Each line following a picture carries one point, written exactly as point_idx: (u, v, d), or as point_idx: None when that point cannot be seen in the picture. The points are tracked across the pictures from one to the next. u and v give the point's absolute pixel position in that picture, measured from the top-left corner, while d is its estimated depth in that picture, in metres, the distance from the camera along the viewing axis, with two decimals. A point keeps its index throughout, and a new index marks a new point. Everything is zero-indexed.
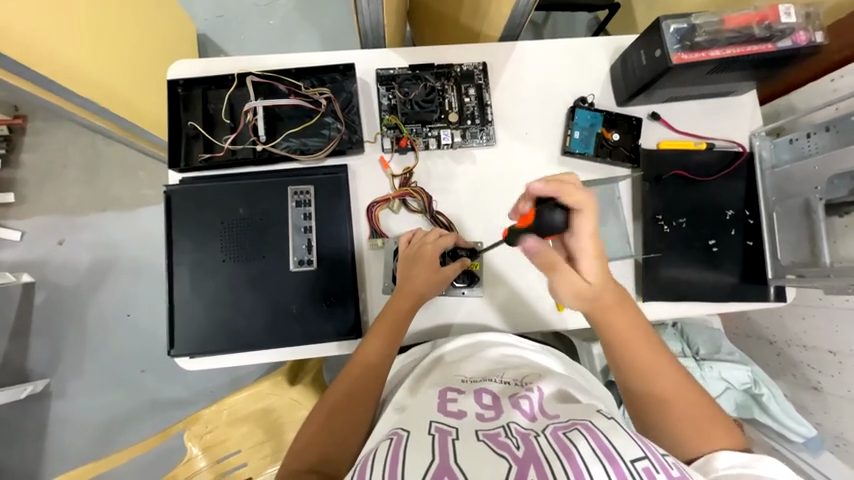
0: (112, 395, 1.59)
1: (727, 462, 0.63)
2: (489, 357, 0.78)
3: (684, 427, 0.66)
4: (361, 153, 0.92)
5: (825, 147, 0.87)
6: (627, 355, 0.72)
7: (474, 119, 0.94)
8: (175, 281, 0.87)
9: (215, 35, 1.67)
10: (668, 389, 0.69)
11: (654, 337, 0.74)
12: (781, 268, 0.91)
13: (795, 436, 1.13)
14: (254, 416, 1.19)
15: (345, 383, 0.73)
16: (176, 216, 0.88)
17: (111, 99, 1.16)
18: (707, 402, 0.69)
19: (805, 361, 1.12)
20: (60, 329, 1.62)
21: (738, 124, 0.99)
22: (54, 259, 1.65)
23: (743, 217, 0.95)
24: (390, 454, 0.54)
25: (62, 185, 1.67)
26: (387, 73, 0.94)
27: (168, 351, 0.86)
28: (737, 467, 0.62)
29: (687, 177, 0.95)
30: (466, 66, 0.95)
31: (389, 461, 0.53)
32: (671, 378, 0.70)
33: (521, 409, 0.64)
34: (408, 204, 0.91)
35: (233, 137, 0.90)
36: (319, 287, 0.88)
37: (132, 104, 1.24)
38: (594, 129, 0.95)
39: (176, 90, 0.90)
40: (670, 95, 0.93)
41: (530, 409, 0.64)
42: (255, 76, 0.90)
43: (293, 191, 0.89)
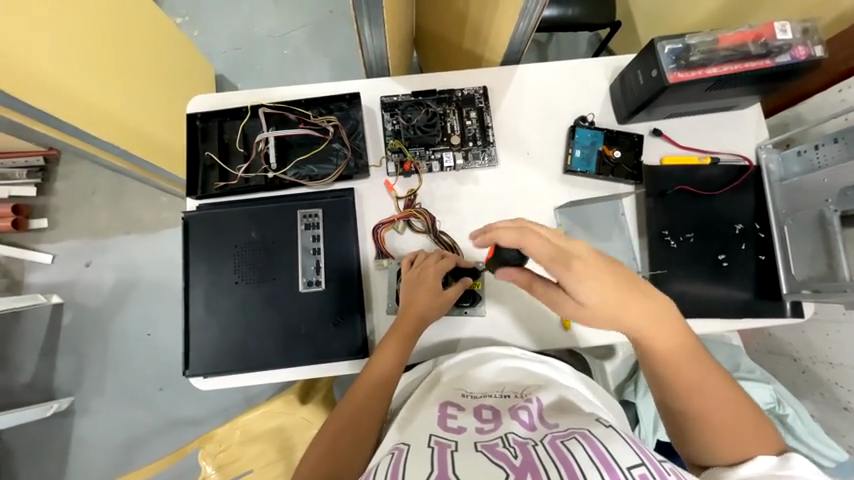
0: (132, 413, 1.64)
1: (754, 466, 0.61)
2: (491, 371, 0.79)
3: (721, 432, 0.63)
4: (367, 177, 0.96)
5: (835, 158, 0.85)
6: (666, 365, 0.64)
7: (476, 141, 0.97)
8: (191, 303, 0.91)
9: (233, 67, 1.78)
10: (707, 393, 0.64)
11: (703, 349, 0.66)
12: (795, 283, 0.89)
13: (826, 462, 1.07)
14: (266, 435, 1.21)
15: (353, 404, 0.74)
16: (193, 240, 0.93)
17: (134, 136, 1.25)
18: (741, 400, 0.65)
19: (833, 380, 1.07)
20: (85, 349, 1.69)
21: (743, 137, 0.99)
22: (81, 280, 1.73)
23: (754, 230, 0.94)
24: (391, 467, 0.55)
25: (90, 211, 1.77)
26: (391, 100, 0.98)
27: (184, 370, 0.89)
28: (761, 471, 0.60)
29: (692, 192, 0.94)
30: (467, 90, 0.98)
31: (389, 472, 0.54)
32: (707, 380, 0.64)
33: (520, 420, 0.64)
34: (412, 224, 0.93)
35: (246, 166, 0.94)
36: (327, 307, 0.90)
37: (153, 141, 1.33)
38: (595, 147, 0.96)
39: (194, 123, 0.96)
40: (670, 111, 0.94)
41: (530, 419, 0.64)
42: (267, 108, 0.95)
43: (302, 214, 0.93)
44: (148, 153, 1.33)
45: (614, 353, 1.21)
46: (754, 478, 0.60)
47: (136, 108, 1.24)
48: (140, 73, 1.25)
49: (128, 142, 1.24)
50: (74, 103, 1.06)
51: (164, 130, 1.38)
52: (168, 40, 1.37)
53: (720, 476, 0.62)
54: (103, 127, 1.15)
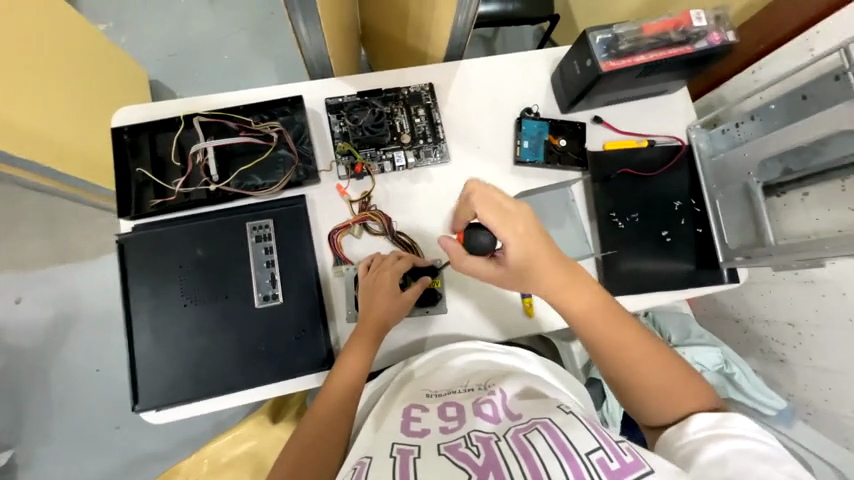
0: (85, 458, 1.50)
1: (698, 424, 0.65)
2: (455, 367, 0.79)
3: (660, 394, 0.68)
4: (317, 182, 0.92)
5: (753, 134, 0.93)
6: (595, 336, 0.72)
7: (426, 138, 0.96)
8: (134, 332, 0.84)
9: (167, 75, 1.66)
10: (641, 359, 0.71)
11: (627, 318, 0.74)
12: (729, 252, 0.96)
13: (769, 410, 1.18)
14: (237, 460, 1.15)
15: (316, 421, 0.71)
16: (130, 265, 0.86)
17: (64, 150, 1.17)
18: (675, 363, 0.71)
19: (770, 336, 1.17)
20: (22, 394, 1.52)
21: (675, 119, 1.05)
22: (11, 319, 1.56)
23: (690, 206, 1.00)
24: None
25: (16, 242, 1.60)
26: (336, 102, 0.95)
27: (132, 406, 0.82)
28: (707, 429, 0.64)
29: (633, 175, 0.99)
30: (414, 88, 0.98)
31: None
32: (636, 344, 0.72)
33: (484, 415, 0.64)
34: (369, 227, 0.91)
35: (183, 180, 0.88)
36: (286, 321, 0.86)
37: (84, 155, 1.25)
38: (542, 137, 0.99)
39: (121, 137, 0.89)
40: (608, 98, 0.99)
41: (494, 412, 0.65)
42: (202, 117, 0.90)
43: (251, 226, 0.88)
44: (81, 169, 1.25)
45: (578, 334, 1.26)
46: (701, 437, 0.63)
47: (62, 121, 1.15)
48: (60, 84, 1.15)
49: (57, 159, 1.16)
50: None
51: (95, 143, 1.28)
52: (89, 48, 1.25)
53: (672, 441, 0.65)
54: (26, 146, 1.06)
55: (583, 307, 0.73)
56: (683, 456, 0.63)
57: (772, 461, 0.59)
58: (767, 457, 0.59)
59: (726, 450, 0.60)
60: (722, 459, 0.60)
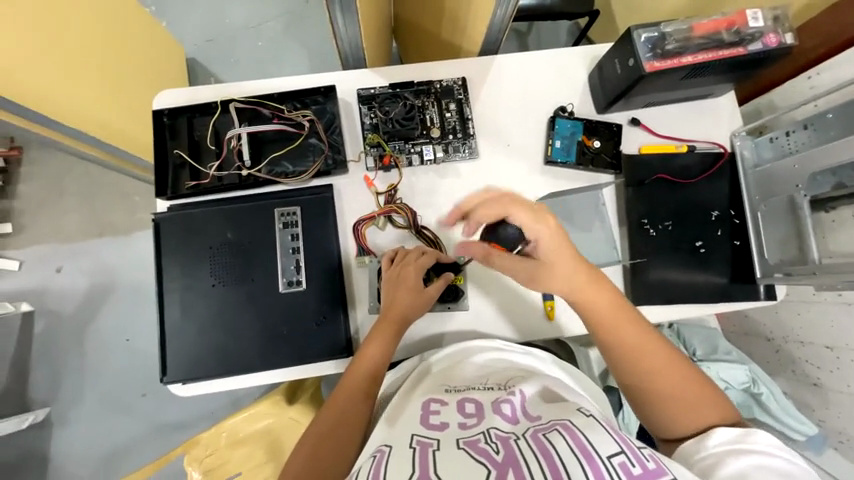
0: (113, 421, 1.59)
1: (718, 438, 0.62)
2: (474, 364, 0.79)
3: (678, 405, 0.66)
4: (345, 172, 0.93)
5: (806, 144, 0.87)
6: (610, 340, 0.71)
7: (456, 133, 0.95)
8: (166, 307, 0.88)
9: (204, 59, 1.70)
10: (659, 367, 0.68)
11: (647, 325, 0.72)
12: (768, 267, 0.91)
13: (797, 435, 1.12)
14: (253, 437, 1.19)
15: (336, 408, 0.73)
16: (165, 243, 0.89)
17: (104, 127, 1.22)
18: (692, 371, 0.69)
19: (805, 358, 1.11)
20: (60, 357, 1.63)
21: (718, 124, 1.00)
22: (52, 287, 1.66)
23: (729, 216, 0.95)
24: (372, 470, 0.56)
25: (59, 214, 1.69)
26: (368, 92, 0.95)
27: (161, 378, 0.86)
28: (727, 444, 0.61)
29: (669, 180, 0.95)
30: (446, 81, 0.97)
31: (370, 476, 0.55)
32: (655, 350, 0.69)
33: (503, 414, 0.64)
34: (393, 220, 0.92)
35: (217, 163, 0.91)
36: (309, 307, 0.88)
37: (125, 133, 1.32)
38: (575, 137, 0.96)
39: (161, 119, 0.92)
40: (648, 100, 0.95)
41: (513, 412, 0.64)
42: (238, 103, 0.91)
43: (279, 212, 0.90)
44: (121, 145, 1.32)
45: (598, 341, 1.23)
46: (720, 450, 0.61)
47: (110, 100, 1.21)
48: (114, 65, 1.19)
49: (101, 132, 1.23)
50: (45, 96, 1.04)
51: (136, 121, 1.35)
52: (137, 28, 1.30)
53: (690, 454, 0.63)
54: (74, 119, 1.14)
55: (600, 309, 0.71)
56: (702, 468, 0.60)
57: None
58: (792, 475, 0.57)
59: (748, 464, 0.58)
60: (744, 472, 0.57)
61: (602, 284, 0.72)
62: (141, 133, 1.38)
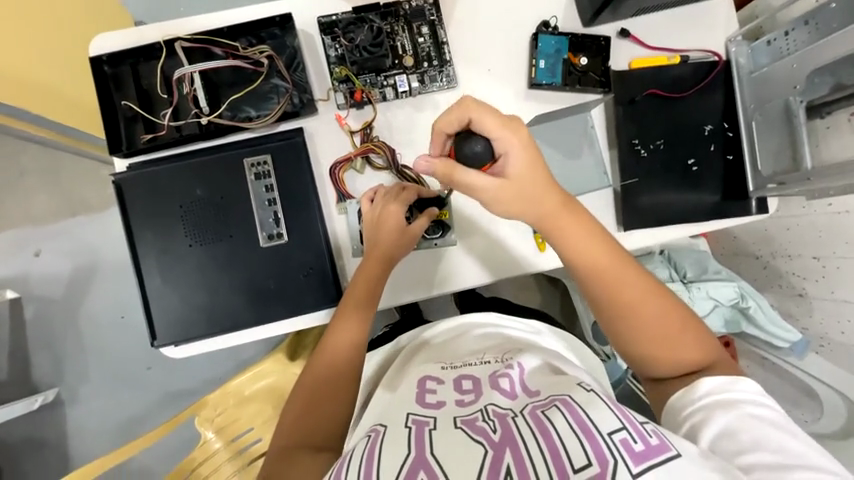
0: (122, 395, 1.62)
1: (706, 386, 0.63)
2: (473, 337, 0.82)
3: (651, 343, 0.67)
4: (315, 113, 0.86)
5: (803, 43, 0.81)
6: (596, 284, 0.69)
7: (431, 60, 0.87)
8: (145, 274, 0.84)
9: (150, 7, 1.53)
10: (640, 305, 0.67)
11: (637, 266, 0.70)
12: (762, 180, 0.89)
13: (780, 342, 1.16)
14: (261, 394, 1.22)
15: (329, 361, 0.74)
16: (131, 205, 0.84)
17: (75, 117, 1.18)
18: (675, 312, 0.68)
19: (791, 270, 1.13)
20: (57, 340, 1.61)
21: (713, 30, 0.93)
22: (34, 271, 1.61)
23: (722, 130, 0.92)
24: (366, 452, 0.56)
25: (25, 195, 1.59)
26: (329, 19, 0.85)
27: (152, 342, 0.85)
28: (715, 395, 0.61)
29: (662, 96, 0.90)
30: (415, 1, 0.86)
31: (364, 459, 0.55)
32: (637, 289, 0.68)
33: (502, 389, 0.65)
34: (372, 161, 0.86)
35: (172, 111, 0.83)
36: (294, 260, 0.85)
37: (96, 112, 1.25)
38: (560, 55, 0.88)
39: (102, 68, 0.82)
40: (638, 6, 0.86)
41: (511, 387, 0.65)
42: (185, 42, 0.81)
43: (250, 163, 0.84)
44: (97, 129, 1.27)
45: None
46: (708, 403, 0.61)
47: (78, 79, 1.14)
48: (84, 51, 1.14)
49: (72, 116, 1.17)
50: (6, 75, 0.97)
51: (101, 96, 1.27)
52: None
53: (678, 410, 0.63)
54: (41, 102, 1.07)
55: (588, 254, 0.68)
56: (692, 425, 0.61)
57: (784, 427, 0.58)
58: (778, 423, 0.58)
59: (736, 418, 0.58)
60: (733, 427, 0.58)
61: (586, 224, 0.69)
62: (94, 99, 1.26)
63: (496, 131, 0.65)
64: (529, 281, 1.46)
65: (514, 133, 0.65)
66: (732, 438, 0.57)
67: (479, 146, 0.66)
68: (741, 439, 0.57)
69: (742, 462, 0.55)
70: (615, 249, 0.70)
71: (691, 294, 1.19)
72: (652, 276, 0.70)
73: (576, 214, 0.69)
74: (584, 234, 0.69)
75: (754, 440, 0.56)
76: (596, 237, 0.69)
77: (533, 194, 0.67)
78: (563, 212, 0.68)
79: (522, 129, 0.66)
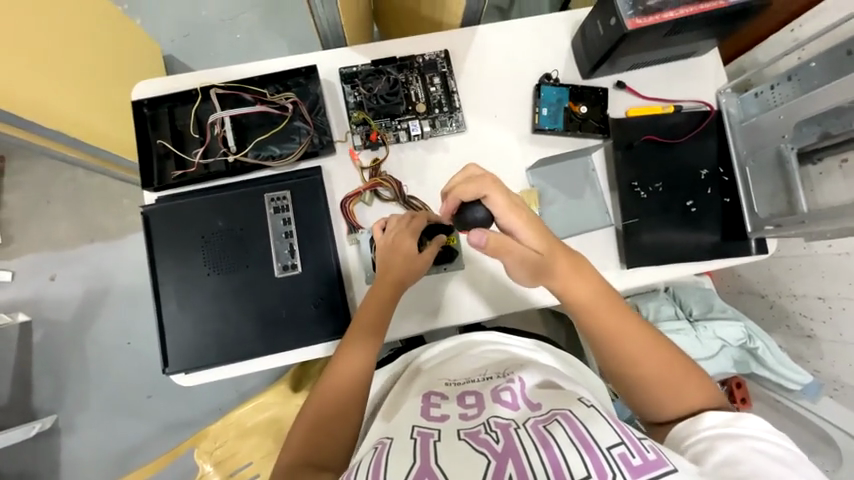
0: (121, 424, 1.59)
1: (709, 421, 0.63)
2: (474, 357, 0.83)
3: (655, 388, 0.68)
4: (333, 153, 0.92)
5: (788, 96, 0.88)
6: (590, 324, 0.73)
7: (442, 107, 0.94)
8: (163, 300, 0.88)
9: (183, 54, 1.67)
10: (633, 346, 0.70)
11: (628, 308, 0.74)
12: (759, 221, 0.92)
13: (791, 384, 1.15)
14: (262, 426, 1.20)
15: (337, 386, 0.74)
16: (156, 235, 0.88)
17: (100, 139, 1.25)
18: (672, 353, 0.70)
19: (797, 310, 1.13)
20: (61, 365, 1.62)
21: (703, 83, 1.00)
22: (48, 295, 1.65)
23: (717, 174, 0.96)
24: (373, 462, 0.57)
25: (48, 222, 1.67)
26: (350, 70, 0.94)
27: (163, 369, 0.86)
28: (717, 428, 0.62)
29: (658, 141, 0.96)
30: (428, 55, 0.95)
31: (370, 470, 0.56)
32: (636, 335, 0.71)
33: (504, 402, 0.66)
34: (380, 194, 0.91)
35: (202, 150, 0.90)
36: (306, 290, 0.88)
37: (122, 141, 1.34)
38: (561, 104, 0.95)
39: (142, 110, 0.90)
40: (633, 61, 0.94)
41: (513, 399, 0.66)
42: (219, 89, 0.90)
43: (270, 197, 0.89)
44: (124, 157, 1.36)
45: None
46: (710, 435, 0.61)
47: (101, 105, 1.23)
48: (88, 68, 1.17)
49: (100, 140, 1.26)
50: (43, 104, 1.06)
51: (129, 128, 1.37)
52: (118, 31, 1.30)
53: (680, 440, 0.63)
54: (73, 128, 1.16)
55: (581, 295, 0.73)
56: (694, 454, 0.60)
57: (789, 464, 0.57)
58: (782, 460, 0.57)
59: (738, 448, 0.58)
60: (735, 457, 0.57)
61: (580, 269, 0.74)
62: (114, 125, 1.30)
63: (504, 212, 0.74)
64: (533, 315, 1.47)
65: (519, 212, 0.74)
66: (732, 467, 0.56)
67: (479, 212, 0.76)
68: (742, 469, 0.56)
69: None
70: (606, 291, 0.74)
71: (697, 334, 1.18)
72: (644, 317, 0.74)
73: (569, 260, 0.74)
74: (577, 278, 0.74)
75: (757, 470, 0.55)
76: (588, 281, 0.74)
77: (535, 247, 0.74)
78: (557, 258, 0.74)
79: (526, 210, 0.76)
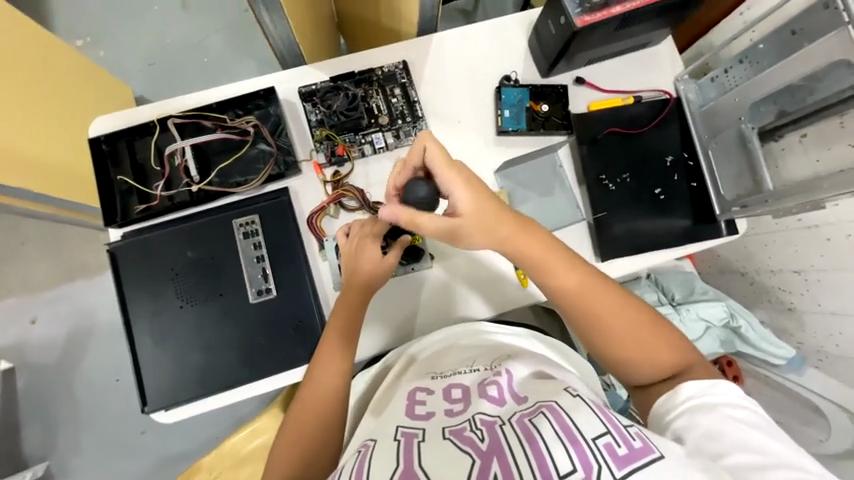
0: (115, 464, 1.55)
1: (687, 393, 0.62)
2: (461, 348, 0.81)
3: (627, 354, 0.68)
4: (299, 173, 0.92)
5: (743, 78, 0.89)
6: (562, 295, 0.70)
7: (404, 117, 0.94)
8: (136, 337, 0.86)
9: (149, 83, 1.65)
10: (607, 313, 0.69)
11: (599, 275, 0.72)
12: (727, 203, 0.93)
13: (777, 360, 1.17)
14: (256, 454, 1.18)
15: (315, 397, 0.74)
16: (124, 271, 0.87)
17: (82, 189, 1.26)
18: (645, 315, 0.69)
19: (777, 285, 1.14)
20: (49, 409, 1.58)
21: (661, 72, 1.01)
22: (29, 339, 1.61)
23: (683, 160, 0.97)
24: (356, 466, 0.57)
25: (25, 265, 1.63)
26: (309, 89, 0.93)
27: (142, 408, 0.84)
28: (695, 400, 0.61)
29: (622, 133, 0.96)
30: (387, 67, 0.95)
31: (354, 471, 0.57)
32: (607, 304, 0.69)
33: (490, 397, 0.65)
34: (345, 205, 0.91)
35: (163, 183, 0.88)
36: (283, 313, 0.87)
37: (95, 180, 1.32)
38: (523, 104, 0.96)
39: (100, 146, 0.89)
40: (589, 57, 0.95)
41: (499, 395, 0.65)
42: (177, 118, 0.89)
43: (238, 223, 0.88)
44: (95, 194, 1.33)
45: None
46: (689, 407, 0.61)
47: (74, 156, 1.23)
48: (53, 121, 1.15)
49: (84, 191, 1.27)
50: (25, 170, 1.06)
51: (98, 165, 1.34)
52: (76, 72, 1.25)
53: (660, 414, 0.63)
54: (57, 185, 1.17)
55: (550, 266, 0.70)
56: (675, 431, 0.60)
57: (765, 429, 0.58)
58: (760, 426, 0.58)
59: (717, 420, 0.58)
60: (714, 431, 0.57)
61: (545, 238, 0.71)
62: (80, 157, 1.26)
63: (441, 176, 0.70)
64: (523, 313, 1.47)
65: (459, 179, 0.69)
66: (713, 441, 0.57)
67: (422, 189, 0.70)
68: (723, 443, 0.56)
69: (726, 464, 0.55)
70: (575, 259, 0.72)
71: (682, 317, 1.20)
72: (615, 283, 0.72)
73: (534, 229, 0.71)
74: (544, 247, 0.71)
75: (738, 441, 0.56)
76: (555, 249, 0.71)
77: (491, 219, 0.69)
78: (521, 227, 0.70)
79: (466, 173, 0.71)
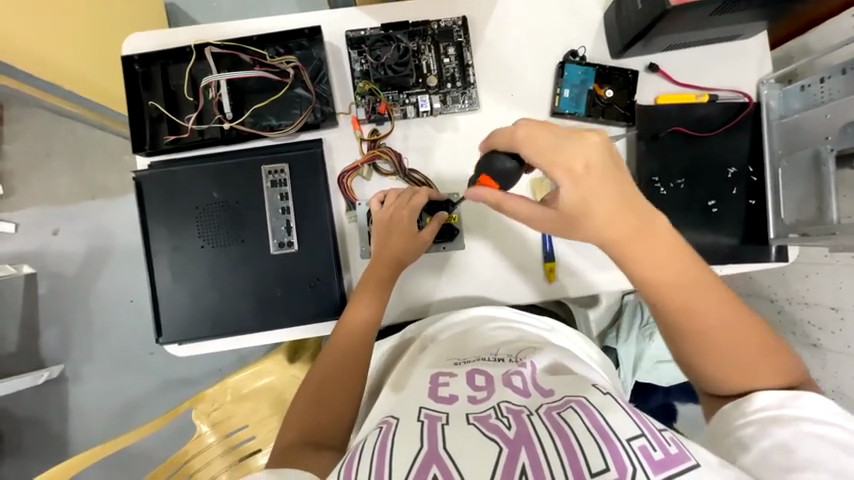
0: (124, 377, 1.64)
1: (762, 402, 0.59)
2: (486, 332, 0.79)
3: (723, 363, 0.61)
4: (335, 125, 0.87)
5: (840, 92, 0.77)
6: (660, 288, 0.63)
7: (455, 81, 0.87)
8: (156, 269, 0.86)
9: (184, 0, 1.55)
10: (706, 314, 0.62)
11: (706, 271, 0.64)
12: (784, 227, 0.86)
13: None
14: (257, 394, 1.22)
15: (334, 360, 0.74)
16: (148, 202, 0.85)
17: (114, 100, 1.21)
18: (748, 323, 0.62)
19: (806, 318, 1.09)
20: (66, 317, 1.65)
21: (744, 71, 0.91)
22: (50, 249, 1.65)
23: (746, 174, 0.89)
24: (379, 444, 0.56)
25: (50, 176, 1.64)
26: (357, 35, 0.86)
27: (157, 339, 0.86)
28: (772, 410, 0.58)
29: (686, 133, 0.88)
30: (444, 21, 0.87)
31: (377, 449, 0.55)
32: (715, 309, 0.62)
33: (514, 387, 0.63)
34: (378, 168, 0.87)
35: (196, 115, 0.84)
36: (302, 269, 0.86)
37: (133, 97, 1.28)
38: (585, 86, 0.88)
39: (132, 67, 0.84)
40: (669, 42, 0.85)
41: (524, 385, 0.63)
42: (215, 47, 0.83)
43: (267, 170, 0.85)
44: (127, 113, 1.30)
45: (598, 301, 1.19)
46: (764, 417, 0.58)
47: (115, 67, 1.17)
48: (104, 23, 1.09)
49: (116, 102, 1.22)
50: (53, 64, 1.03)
51: None
52: None
53: (724, 421, 0.61)
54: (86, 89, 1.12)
55: (653, 253, 0.62)
56: (740, 438, 0.58)
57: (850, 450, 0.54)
58: (847, 446, 0.54)
59: (795, 435, 0.55)
60: (789, 445, 0.55)
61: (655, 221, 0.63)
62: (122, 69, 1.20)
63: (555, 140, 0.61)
64: None
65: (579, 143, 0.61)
66: (784, 454, 0.55)
67: (509, 162, 0.67)
68: (796, 457, 0.54)
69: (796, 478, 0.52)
70: (683, 250, 0.64)
71: None
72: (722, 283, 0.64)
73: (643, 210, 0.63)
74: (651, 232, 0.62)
75: (813, 458, 0.54)
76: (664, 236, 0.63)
77: (614, 204, 0.62)
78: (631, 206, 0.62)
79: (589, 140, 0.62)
